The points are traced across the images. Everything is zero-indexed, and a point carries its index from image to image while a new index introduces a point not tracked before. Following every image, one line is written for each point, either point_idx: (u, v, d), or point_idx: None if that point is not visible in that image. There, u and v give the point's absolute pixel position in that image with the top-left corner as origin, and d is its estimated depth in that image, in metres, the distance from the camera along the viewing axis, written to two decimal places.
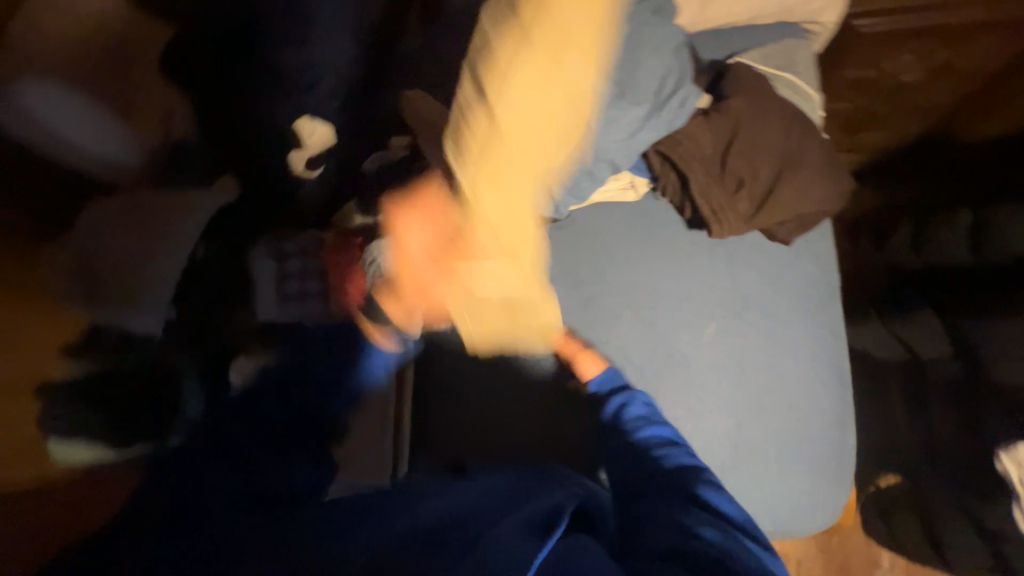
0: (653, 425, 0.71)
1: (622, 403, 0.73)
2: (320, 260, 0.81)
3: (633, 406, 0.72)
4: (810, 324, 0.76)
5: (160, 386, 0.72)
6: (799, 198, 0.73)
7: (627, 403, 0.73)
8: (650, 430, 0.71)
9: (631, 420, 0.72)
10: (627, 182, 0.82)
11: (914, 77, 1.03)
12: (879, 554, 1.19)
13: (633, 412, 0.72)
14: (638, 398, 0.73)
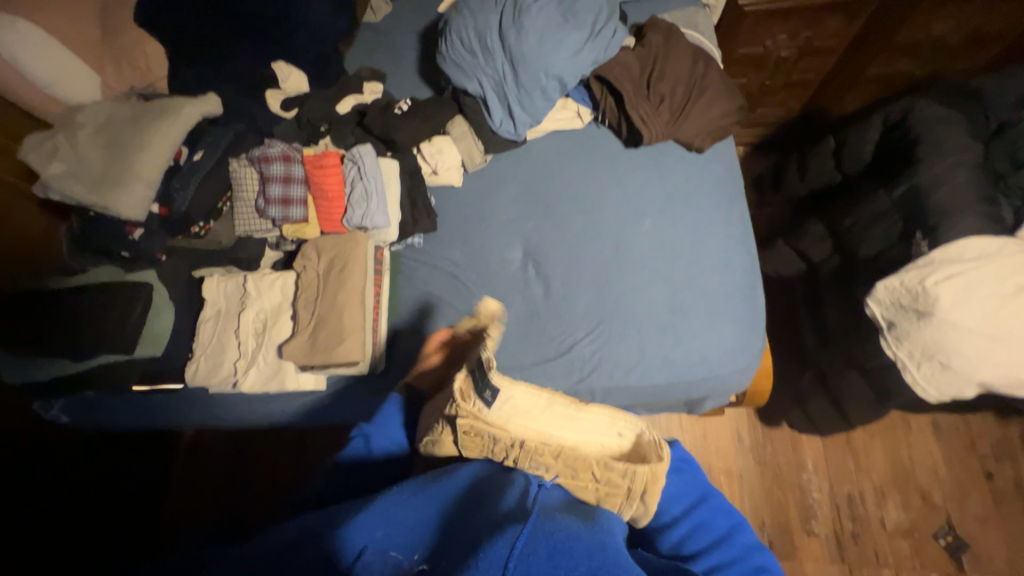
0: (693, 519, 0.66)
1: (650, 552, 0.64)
2: (304, 167, 0.90)
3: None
4: (725, 214, 0.93)
5: (140, 293, 0.88)
6: (707, 111, 0.93)
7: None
8: (692, 526, 0.65)
9: (661, 511, 0.67)
10: (574, 110, 0.99)
11: (791, 53, 1.30)
12: (804, 458, 1.35)
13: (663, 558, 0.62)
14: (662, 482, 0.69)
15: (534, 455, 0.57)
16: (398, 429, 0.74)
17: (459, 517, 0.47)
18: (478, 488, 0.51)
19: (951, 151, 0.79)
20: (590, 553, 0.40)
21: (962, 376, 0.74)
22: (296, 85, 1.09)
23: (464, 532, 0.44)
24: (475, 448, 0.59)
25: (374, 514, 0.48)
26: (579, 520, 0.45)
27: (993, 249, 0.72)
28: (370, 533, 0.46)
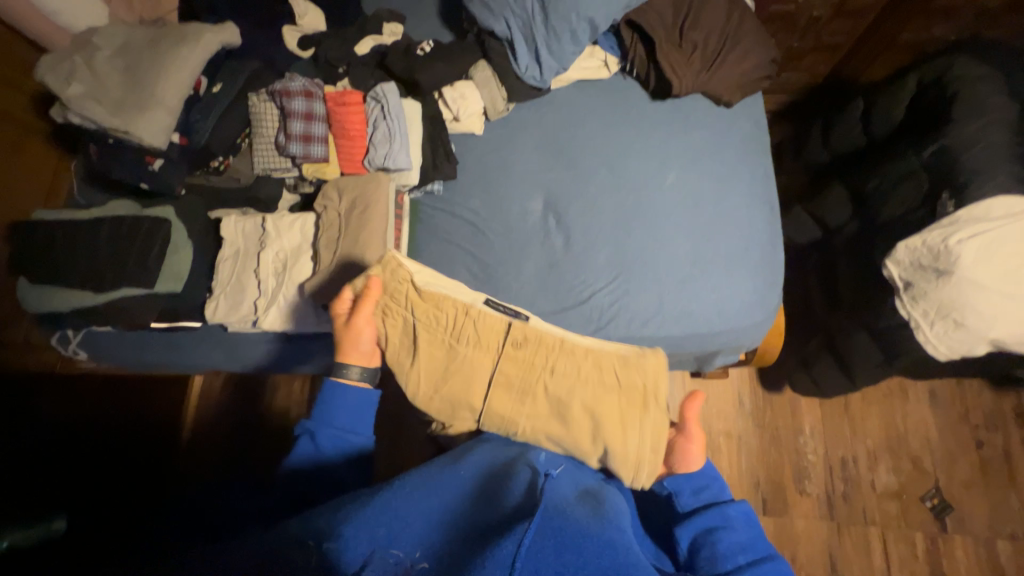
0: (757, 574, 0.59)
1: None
2: (325, 104, 0.88)
3: (727, 530, 0.64)
4: (750, 171, 0.92)
5: (159, 228, 0.86)
6: (739, 64, 0.90)
7: (715, 527, 0.64)
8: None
9: (725, 555, 0.61)
10: (602, 59, 0.97)
11: (824, 13, 1.25)
12: (802, 424, 1.39)
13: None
14: (734, 528, 0.64)
15: (567, 351, 0.72)
16: (345, 419, 0.68)
17: (473, 511, 0.54)
18: (484, 487, 0.58)
19: (986, 112, 0.78)
20: (600, 549, 0.47)
21: (974, 334, 0.75)
22: (313, 22, 1.05)
23: (483, 522, 0.51)
24: (518, 363, 0.71)
25: (414, 493, 0.55)
26: (590, 516, 0.53)
27: (1018, 209, 0.73)
28: (389, 522, 0.50)
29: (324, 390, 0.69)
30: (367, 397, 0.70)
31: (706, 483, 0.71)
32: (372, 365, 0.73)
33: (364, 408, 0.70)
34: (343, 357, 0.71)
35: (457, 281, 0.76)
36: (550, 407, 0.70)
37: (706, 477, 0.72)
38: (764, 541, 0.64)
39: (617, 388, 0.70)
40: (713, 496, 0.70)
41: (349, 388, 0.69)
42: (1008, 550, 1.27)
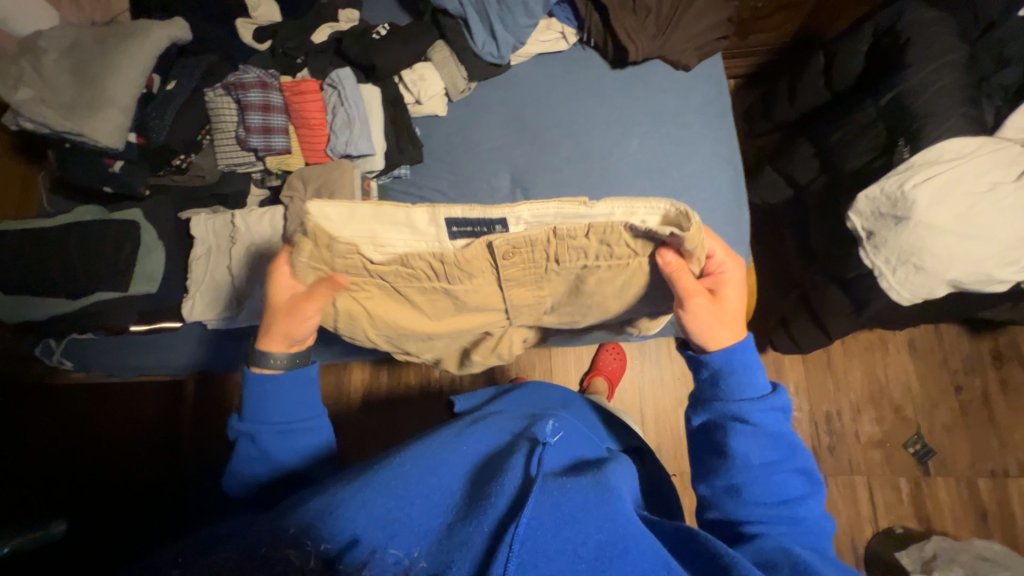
0: (768, 474, 0.57)
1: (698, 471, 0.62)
2: (283, 94, 0.88)
3: (743, 429, 0.58)
4: (712, 134, 0.93)
5: (129, 231, 0.88)
6: (694, 25, 0.91)
7: (732, 424, 0.58)
8: (760, 477, 0.56)
9: (739, 452, 0.57)
10: (558, 31, 0.96)
11: None
12: (787, 382, 1.41)
13: (706, 486, 0.61)
14: (754, 425, 0.58)
15: (569, 244, 0.63)
16: (281, 413, 0.63)
17: (471, 492, 0.50)
18: (483, 468, 0.54)
19: (939, 54, 0.78)
20: (598, 525, 0.48)
21: (933, 276, 0.76)
22: (268, 14, 1.04)
23: (487, 499, 0.48)
24: (521, 262, 0.65)
25: (404, 472, 0.50)
26: (590, 487, 0.53)
27: (969, 149, 0.74)
28: (390, 508, 0.46)
29: (250, 385, 0.64)
30: (300, 379, 0.65)
31: (736, 363, 0.59)
32: (293, 349, 0.66)
33: (307, 391, 0.65)
34: (260, 344, 0.65)
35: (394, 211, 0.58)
36: (567, 279, 0.70)
37: (736, 357, 0.60)
38: (789, 433, 0.59)
39: (629, 258, 0.64)
40: (739, 384, 0.59)
41: (275, 377, 0.64)
42: (989, 487, 1.31)
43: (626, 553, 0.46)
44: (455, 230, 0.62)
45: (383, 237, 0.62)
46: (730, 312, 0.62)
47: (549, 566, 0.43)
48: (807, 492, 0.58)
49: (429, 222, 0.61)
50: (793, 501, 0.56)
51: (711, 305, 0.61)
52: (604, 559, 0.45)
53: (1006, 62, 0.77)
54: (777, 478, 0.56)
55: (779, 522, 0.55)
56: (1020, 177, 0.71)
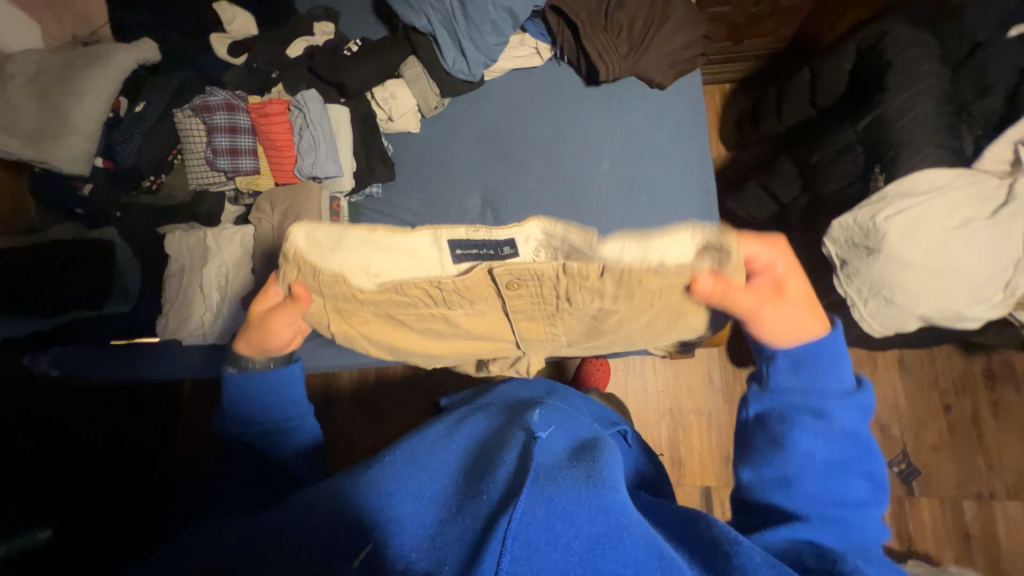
0: (831, 473, 0.51)
1: (742, 459, 0.56)
2: (249, 116, 0.88)
3: (814, 419, 0.53)
4: (685, 154, 0.91)
5: (103, 249, 0.89)
6: (669, 42, 0.88)
7: (800, 413, 0.54)
8: (821, 475, 0.51)
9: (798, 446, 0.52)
10: (532, 47, 0.94)
11: None
12: None
13: (751, 473, 0.54)
14: (829, 418, 0.53)
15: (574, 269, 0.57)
16: (275, 402, 0.66)
17: (462, 484, 0.49)
18: (475, 458, 0.53)
19: (918, 79, 0.75)
20: (591, 515, 0.43)
21: (903, 310, 0.74)
22: (243, 28, 1.01)
23: (477, 493, 0.47)
24: (524, 296, 0.63)
25: (403, 483, 0.49)
26: (582, 474, 0.48)
27: (943, 181, 0.71)
28: (386, 498, 0.47)
29: (233, 375, 0.66)
30: (288, 374, 0.66)
31: (812, 354, 0.55)
32: (272, 355, 0.66)
33: (289, 387, 0.67)
34: (238, 346, 0.66)
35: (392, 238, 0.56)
36: (581, 318, 0.68)
37: (818, 347, 0.55)
38: (861, 431, 0.53)
39: (664, 283, 0.57)
40: (824, 374, 0.55)
41: (253, 378, 0.65)
42: (974, 509, 1.29)
43: (619, 545, 0.42)
44: (455, 255, 0.58)
45: (373, 261, 0.58)
46: (798, 300, 0.56)
47: (543, 561, 0.41)
48: (870, 500, 0.52)
49: (432, 246, 0.57)
50: (855, 505, 0.51)
51: (777, 309, 0.56)
52: (597, 551, 0.42)
53: (988, 90, 0.75)
54: (838, 478, 0.51)
55: (834, 531, 0.49)
56: (995, 213, 0.69)
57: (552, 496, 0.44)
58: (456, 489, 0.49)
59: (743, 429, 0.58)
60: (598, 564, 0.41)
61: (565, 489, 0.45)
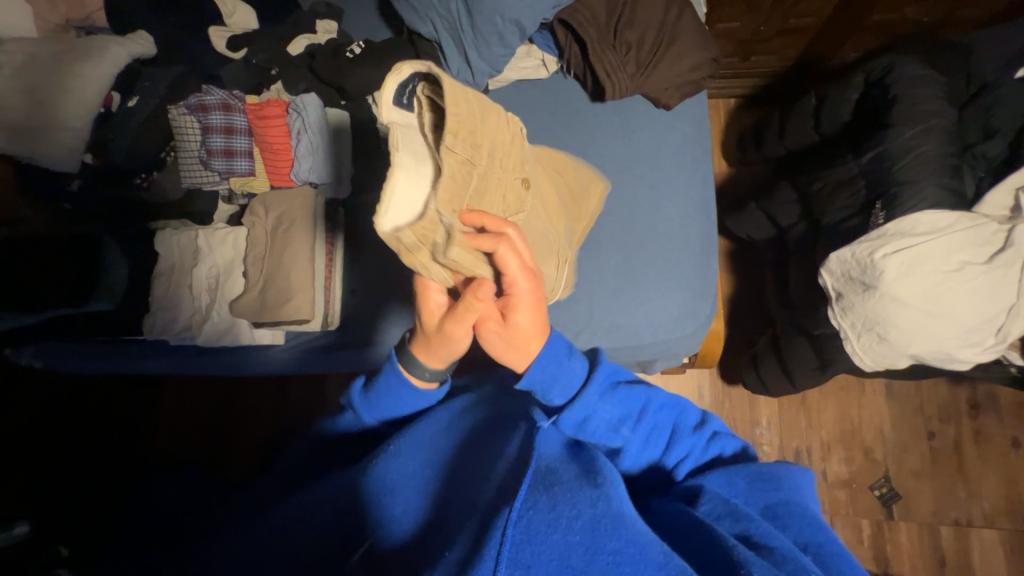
0: (651, 430, 0.57)
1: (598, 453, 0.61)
2: (245, 117, 0.87)
3: (594, 417, 0.56)
4: (687, 177, 0.90)
5: (91, 247, 0.87)
6: (678, 62, 0.87)
7: (581, 423, 0.56)
8: (640, 444, 0.57)
9: (609, 440, 0.57)
10: (539, 59, 0.92)
11: None
12: (760, 417, 1.38)
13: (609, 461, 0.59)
14: (599, 412, 0.56)
15: (460, 175, 0.48)
16: (385, 404, 0.64)
17: (461, 478, 0.55)
18: (478, 452, 0.57)
19: (923, 118, 0.75)
20: (592, 502, 0.43)
21: (895, 348, 0.75)
22: (243, 21, 0.98)
23: (474, 485, 0.53)
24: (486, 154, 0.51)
25: (397, 489, 0.56)
26: (579, 468, 0.49)
27: (944, 223, 0.71)
28: (389, 507, 0.54)
29: (385, 376, 0.63)
30: (429, 396, 0.65)
31: (546, 378, 0.56)
32: (443, 366, 0.62)
33: (424, 403, 0.65)
34: (416, 352, 0.62)
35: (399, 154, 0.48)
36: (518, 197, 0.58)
37: (541, 364, 0.56)
38: (631, 392, 0.57)
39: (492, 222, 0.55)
40: (552, 387, 0.57)
41: (419, 389, 0.63)
42: (950, 535, 1.31)
43: (623, 526, 0.41)
44: (396, 102, 0.48)
45: (416, 148, 0.49)
46: (520, 338, 0.57)
47: (545, 544, 0.40)
48: (687, 420, 0.60)
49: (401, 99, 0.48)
50: (679, 431, 0.58)
51: (496, 327, 0.57)
52: (600, 531, 0.41)
53: (992, 133, 0.75)
54: (648, 432, 0.57)
55: (715, 475, 0.54)
56: (991, 258, 0.69)
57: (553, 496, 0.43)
58: (453, 497, 0.53)
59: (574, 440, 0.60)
60: (600, 544, 0.40)
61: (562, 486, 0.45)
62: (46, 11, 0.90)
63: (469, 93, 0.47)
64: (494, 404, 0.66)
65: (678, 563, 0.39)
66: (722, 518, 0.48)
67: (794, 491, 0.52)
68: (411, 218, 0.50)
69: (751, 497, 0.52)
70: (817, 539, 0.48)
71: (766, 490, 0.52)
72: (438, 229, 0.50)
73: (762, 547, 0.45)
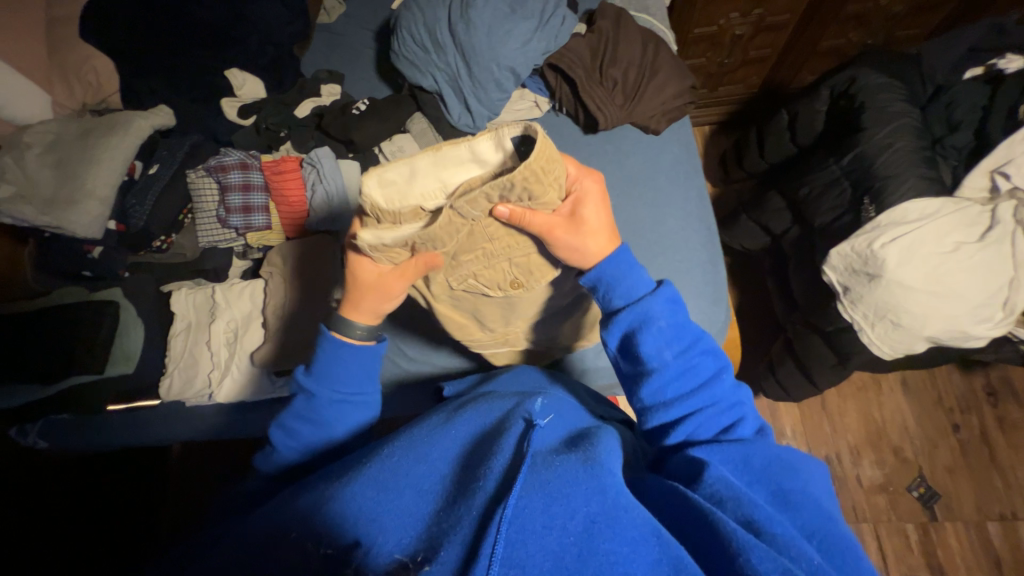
0: (688, 364, 0.53)
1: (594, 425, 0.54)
2: (262, 174, 0.92)
3: (648, 329, 0.53)
4: (683, 193, 0.95)
5: (102, 310, 0.86)
6: (659, 93, 0.96)
7: (635, 328, 0.54)
8: (676, 371, 0.52)
9: (648, 354, 0.53)
10: (532, 100, 1.00)
11: (745, 30, 1.24)
12: (783, 426, 1.37)
13: (639, 397, 0.54)
14: (657, 323, 0.53)
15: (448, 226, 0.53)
16: (341, 382, 0.58)
17: (462, 474, 0.45)
18: (477, 445, 0.48)
19: (891, 118, 0.82)
20: (586, 498, 0.40)
21: (910, 332, 0.77)
22: (250, 91, 1.02)
23: (476, 481, 0.43)
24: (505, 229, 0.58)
25: (358, 496, 0.43)
26: (578, 458, 0.45)
27: (932, 210, 0.76)
28: (350, 514, 0.42)
29: (319, 349, 0.59)
30: (373, 354, 0.59)
31: (614, 273, 0.56)
32: (376, 321, 0.61)
33: (369, 365, 0.59)
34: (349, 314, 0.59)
35: (442, 168, 0.51)
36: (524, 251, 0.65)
37: (620, 261, 0.56)
38: (686, 321, 0.55)
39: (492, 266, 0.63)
40: (625, 286, 0.55)
41: (356, 347, 0.58)
42: (999, 532, 1.27)
43: (617, 523, 0.39)
44: (492, 146, 0.50)
45: (451, 174, 0.52)
46: (593, 229, 0.56)
47: (538, 544, 0.37)
48: (722, 372, 0.54)
49: (495, 149, 0.50)
50: (712, 381, 0.52)
51: (570, 234, 0.55)
52: (595, 531, 0.38)
53: (956, 125, 0.83)
54: (689, 369, 0.52)
55: (728, 447, 0.47)
56: (983, 236, 0.73)
57: (549, 488, 0.41)
58: (443, 507, 0.42)
59: (589, 423, 0.54)
60: (595, 545, 0.37)
61: (561, 477, 0.42)
62: (62, 98, 0.96)
63: (550, 155, 0.49)
64: (489, 399, 0.56)
65: (672, 559, 0.37)
66: (722, 501, 0.42)
67: (808, 481, 0.46)
68: (387, 199, 0.52)
69: (759, 477, 0.45)
70: (820, 529, 0.42)
71: (779, 474, 0.46)
72: (387, 220, 0.53)
73: (764, 534, 0.39)
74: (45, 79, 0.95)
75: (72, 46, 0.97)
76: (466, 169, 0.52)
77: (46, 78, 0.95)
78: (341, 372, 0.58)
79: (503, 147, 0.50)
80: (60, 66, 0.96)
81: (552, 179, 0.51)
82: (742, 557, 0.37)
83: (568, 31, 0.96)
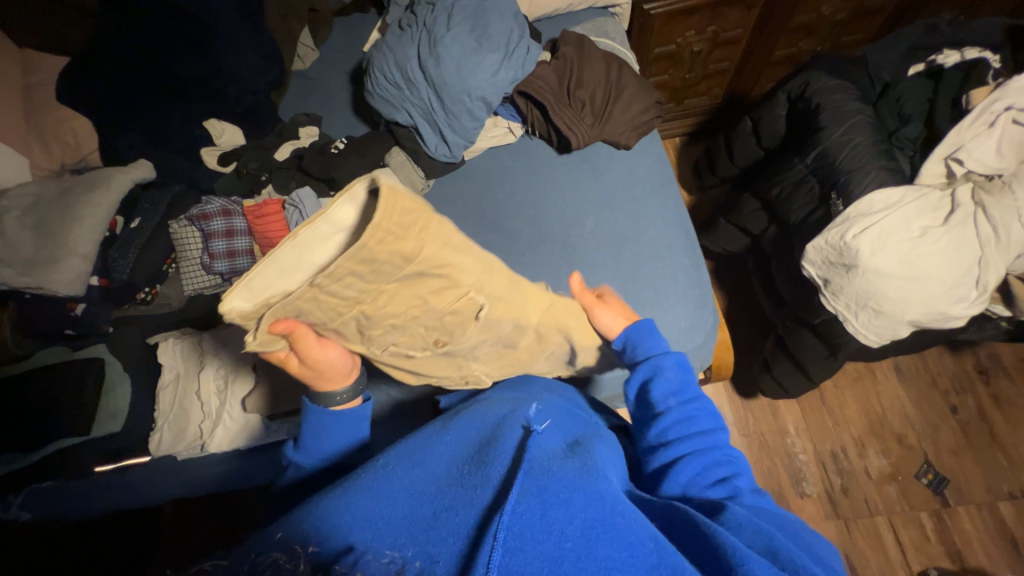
0: (696, 416, 0.56)
1: (595, 435, 0.54)
2: (244, 219, 0.93)
3: (660, 377, 0.58)
4: (659, 201, 0.98)
5: (89, 367, 0.85)
6: (625, 110, 1.00)
7: (650, 376, 0.59)
8: (684, 420, 0.55)
9: (658, 400, 0.57)
10: (505, 127, 1.03)
11: (703, 46, 1.31)
12: (786, 424, 1.36)
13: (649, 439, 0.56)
14: (671, 373, 0.59)
15: (325, 306, 0.49)
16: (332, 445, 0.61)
17: (461, 476, 0.45)
18: (472, 451, 0.48)
19: (847, 117, 0.86)
20: (584, 501, 0.41)
21: (892, 318, 0.79)
22: (229, 139, 1.05)
23: (473, 487, 0.43)
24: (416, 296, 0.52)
25: (353, 504, 0.43)
26: (577, 464, 0.45)
27: (896, 199, 0.79)
28: (345, 525, 0.41)
29: (305, 424, 0.61)
30: (359, 417, 0.62)
31: (637, 336, 0.64)
32: (353, 378, 0.63)
33: (358, 427, 0.62)
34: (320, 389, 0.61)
35: (296, 249, 0.46)
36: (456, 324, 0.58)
37: (643, 326, 0.64)
38: (696, 383, 0.59)
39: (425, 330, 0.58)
40: (646, 345, 0.63)
41: (339, 415, 0.61)
42: (1011, 512, 1.26)
43: (614, 528, 0.39)
44: (341, 207, 0.46)
45: (315, 253, 0.47)
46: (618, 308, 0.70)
47: (537, 551, 0.37)
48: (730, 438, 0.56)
49: (350, 209, 0.46)
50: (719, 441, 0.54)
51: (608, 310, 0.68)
52: (593, 537, 0.38)
53: (907, 118, 0.88)
54: (696, 421, 0.55)
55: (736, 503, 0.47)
56: (946, 220, 0.76)
57: (545, 492, 0.41)
58: (441, 512, 0.42)
59: (592, 430, 0.55)
60: (593, 550, 0.38)
61: (562, 480, 0.42)
62: (42, 160, 0.97)
63: (410, 201, 0.45)
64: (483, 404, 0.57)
65: (672, 564, 0.38)
66: (740, 527, 0.43)
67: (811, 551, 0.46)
68: (249, 301, 0.47)
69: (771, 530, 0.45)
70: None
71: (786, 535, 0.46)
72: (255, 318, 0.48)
73: (781, 555, 0.40)
74: (23, 143, 0.96)
75: (49, 109, 0.98)
76: (321, 240, 0.46)
77: (25, 142, 0.96)
78: (324, 437, 0.60)
79: (366, 212, 0.46)
80: (38, 129, 0.97)
81: (413, 229, 0.46)
82: (743, 566, 0.37)
83: (535, 58, 1.01)
